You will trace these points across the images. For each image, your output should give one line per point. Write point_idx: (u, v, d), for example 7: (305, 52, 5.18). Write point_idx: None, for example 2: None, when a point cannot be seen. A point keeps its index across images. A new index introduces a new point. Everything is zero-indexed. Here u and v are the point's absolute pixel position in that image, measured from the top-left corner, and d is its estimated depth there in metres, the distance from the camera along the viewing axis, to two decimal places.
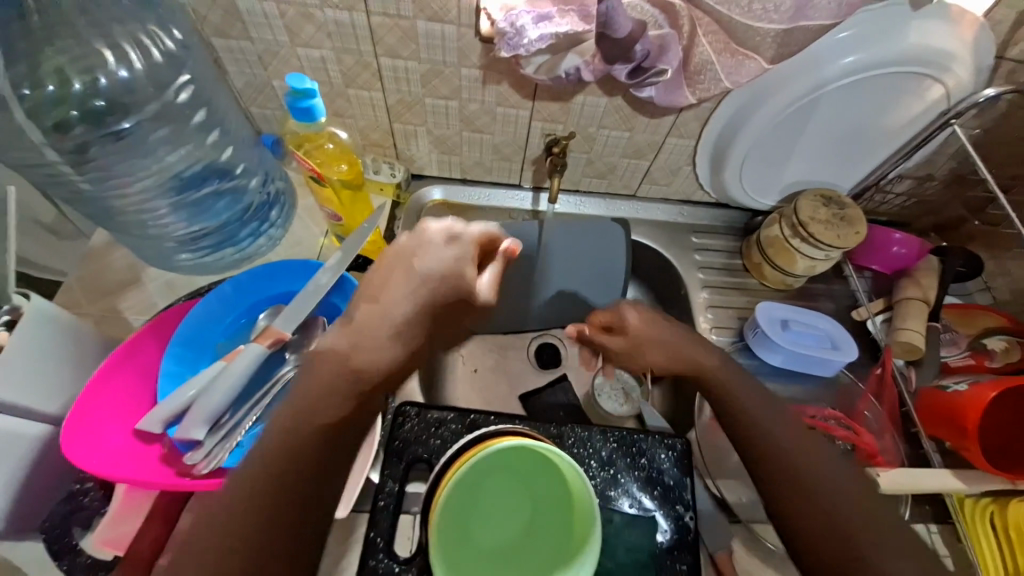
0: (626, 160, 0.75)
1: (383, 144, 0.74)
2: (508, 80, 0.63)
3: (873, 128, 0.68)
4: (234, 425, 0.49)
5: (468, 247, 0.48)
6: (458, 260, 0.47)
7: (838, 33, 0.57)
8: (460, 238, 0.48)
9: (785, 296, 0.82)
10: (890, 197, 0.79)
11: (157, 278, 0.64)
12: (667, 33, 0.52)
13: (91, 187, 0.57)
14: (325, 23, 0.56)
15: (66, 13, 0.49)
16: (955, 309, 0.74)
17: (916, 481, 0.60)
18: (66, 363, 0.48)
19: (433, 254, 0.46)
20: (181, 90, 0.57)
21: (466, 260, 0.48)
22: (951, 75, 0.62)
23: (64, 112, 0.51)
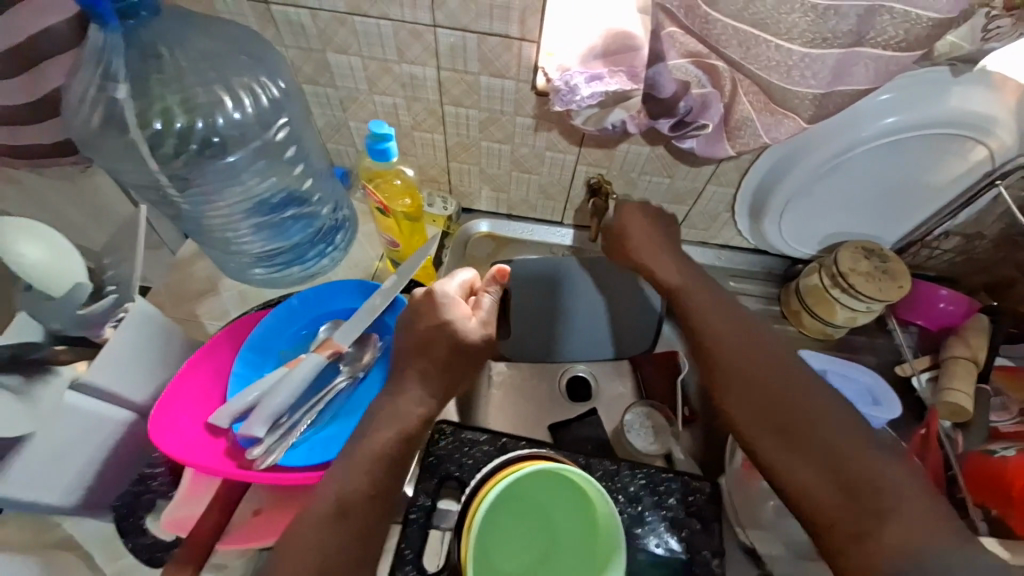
0: (665, 205, 0.80)
1: (439, 180, 0.81)
2: (557, 129, 0.69)
3: (916, 185, 0.69)
4: (291, 426, 0.54)
5: (454, 298, 0.57)
6: (454, 312, 0.56)
7: (879, 96, 0.60)
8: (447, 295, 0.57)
9: (823, 346, 0.82)
10: (938, 252, 0.78)
11: (231, 289, 0.72)
12: (709, 92, 0.57)
13: (190, 208, 0.67)
14: (400, 75, 0.64)
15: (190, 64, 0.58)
16: (1005, 372, 0.69)
17: None
18: (157, 359, 0.54)
19: (441, 315, 0.56)
20: (280, 130, 0.66)
21: (458, 308, 0.56)
22: (996, 138, 0.63)
23: (183, 142, 0.61)
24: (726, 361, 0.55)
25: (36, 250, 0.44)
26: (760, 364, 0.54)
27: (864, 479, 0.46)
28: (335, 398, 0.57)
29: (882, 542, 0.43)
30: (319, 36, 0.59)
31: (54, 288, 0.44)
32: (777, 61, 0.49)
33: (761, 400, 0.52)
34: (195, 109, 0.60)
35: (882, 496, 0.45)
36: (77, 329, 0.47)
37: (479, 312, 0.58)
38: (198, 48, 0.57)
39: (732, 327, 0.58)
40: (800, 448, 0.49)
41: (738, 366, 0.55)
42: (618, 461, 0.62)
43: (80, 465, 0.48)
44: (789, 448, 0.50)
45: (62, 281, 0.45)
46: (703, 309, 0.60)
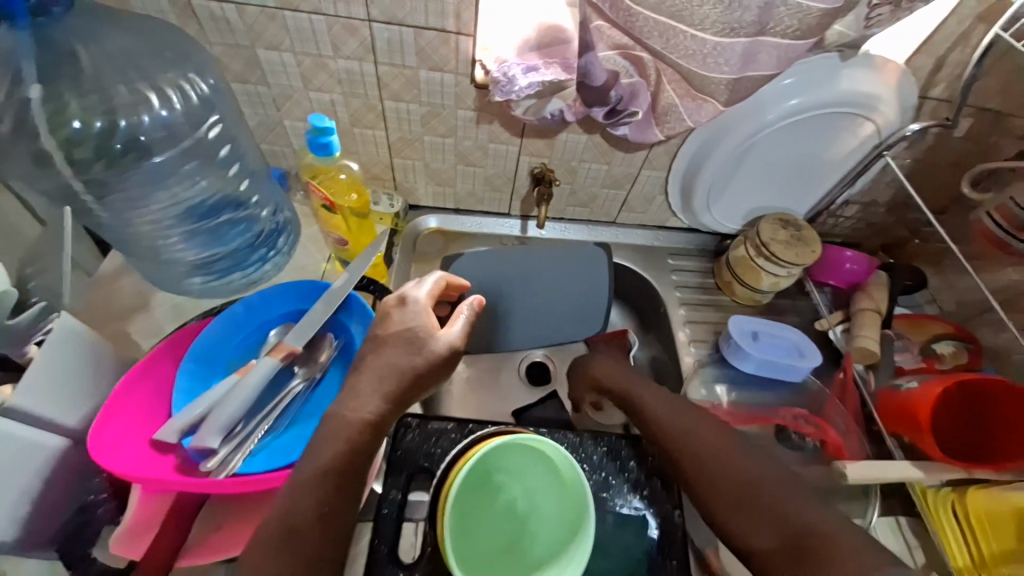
0: (606, 190, 0.84)
1: (383, 177, 0.80)
2: (498, 121, 0.71)
3: (820, 160, 0.78)
4: (246, 435, 0.52)
5: (420, 306, 0.56)
6: (416, 317, 0.55)
7: (783, 80, 0.67)
8: (411, 301, 0.57)
9: (755, 312, 0.89)
10: (842, 220, 0.88)
11: (166, 303, 0.66)
12: (637, 81, 0.61)
13: (109, 217, 0.62)
14: (336, 71, 0.63)
15: (106, 61, 0.54)
16: (906, 318, 0.82)
17: (880, 472, 0.64)
18: (89, 377, 0.50)
19: (401, 320, 0.55)
20: (212, 128, 0.63)
21: (424, 315, 0.55)
22: (879, 114, 0.72)
23: (107, 141, 0.57)
24: (694, 465, 0.56)
25: None
26: (714, 440, 0.57)
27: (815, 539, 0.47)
28: (291, 403, 0.56)
29: None
30: (247, 31, 0.58)
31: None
32: (694, 49, 0.53)
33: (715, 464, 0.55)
34: (115, 108, 0.56)
35: (828, 550, 0.46)
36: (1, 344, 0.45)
37: (451, 324, 0.56)
38: (116, 46, 0.54)
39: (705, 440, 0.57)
40: (749, 505, 0.51)
41: (692, 422, 0.59)
42: (581, 433, 0.65)
43: (12, 499, 0.43)
44: (739, 498, 0.52)
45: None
46: (673, 423, 0.60)
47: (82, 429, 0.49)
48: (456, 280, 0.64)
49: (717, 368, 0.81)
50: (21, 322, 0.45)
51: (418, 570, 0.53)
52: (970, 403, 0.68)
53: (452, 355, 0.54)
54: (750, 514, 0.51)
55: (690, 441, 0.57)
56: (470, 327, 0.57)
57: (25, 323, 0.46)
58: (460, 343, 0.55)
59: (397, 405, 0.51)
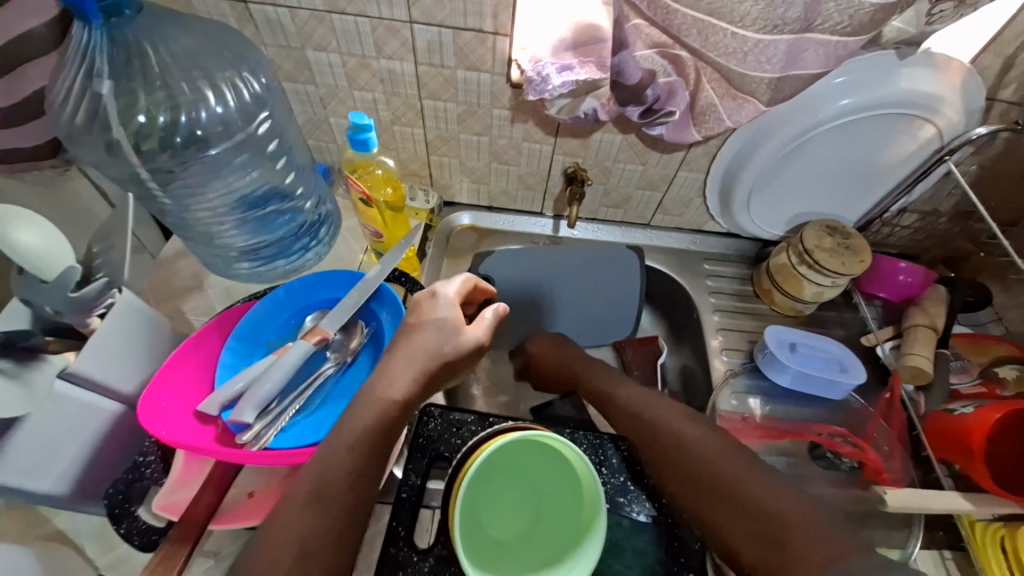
0: (640, 192, 0.83)
1: (420, 174, 0.83)
2: (533, 120, 0.71)
3: (873, 163, 0.73)
4: (280, 411, 0.55)
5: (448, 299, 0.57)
6: (444, 310, 0.56)
7: (833, 79, 0.63)
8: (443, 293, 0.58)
9: (795, 322, 0.86)
10: (897, 229, 0.83)
11: (216, 286, 0.72)
12: (675, 81, 0.60)
13: (173, 203, 0.67)
14: (378, 71, 0.66)
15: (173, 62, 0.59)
16: (967, 338, 0.75)
17: (924, 500, 0.60)
18: (144, 349, 0.55)
19: (430, 311, 0.56)
20: (262, 124, 0.67)
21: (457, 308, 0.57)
22: (941, 116, 0.67)
23: (169, 134, 0.62)
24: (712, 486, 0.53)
25: (29, 237, 0.46)
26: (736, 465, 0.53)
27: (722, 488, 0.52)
28: (323, 384, 0.59)
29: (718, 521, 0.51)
30: (298, 34, 0.62)
31: (47, 272, 0.47)
32: (734, 48, 0.52)
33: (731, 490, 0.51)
34: (178, 104, 0.61)
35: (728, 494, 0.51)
36: (70, 314, 0.48)
37: (480, 323, 0.57)
38: (180, 47, 0.59)
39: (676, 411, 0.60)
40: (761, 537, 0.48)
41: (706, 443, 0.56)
42: (602, 435, 0.64)
43: (69, 456, 0.48)
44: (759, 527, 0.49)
45: (51, 267, 0.47)
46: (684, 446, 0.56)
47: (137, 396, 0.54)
48: (481, 283, 0.63)
49: (751, 378, 0.79)
50: (85, 293, 0.48)
51: (432, 554, 0.55)
52: None
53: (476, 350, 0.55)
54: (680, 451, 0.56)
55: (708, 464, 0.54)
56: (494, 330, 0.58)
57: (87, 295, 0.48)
58: (486, 341, 0.56)
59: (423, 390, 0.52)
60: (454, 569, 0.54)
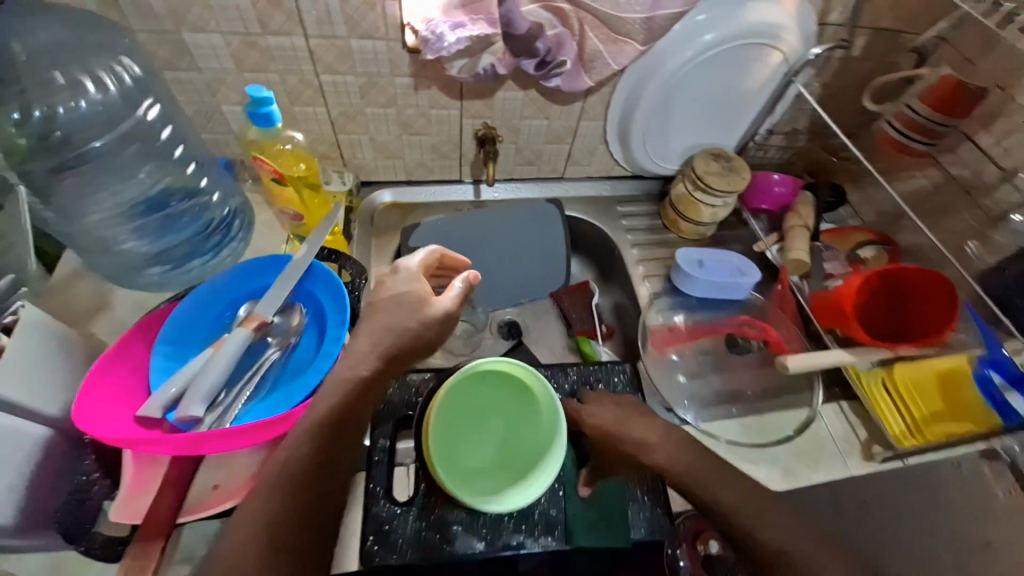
0: (549, 146, 0.88)
1: (331, 156, 0.81)
2: (436, 85, 0.73)
3: (739, 92, 0.84)
4: (228, 404, 0.53)
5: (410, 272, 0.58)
6: (406, 284, 0.57)
7: (694, 16, 0.72)
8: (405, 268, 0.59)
9: (701, 244, 0.96)
10: (769, 150, 0.96)
11: (124, 301, 0.67)
12: (561, 32, 0.65)
13: (56, 215, 0.61)
14: (267, 49, 0.64)
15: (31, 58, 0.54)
16: (832, 233, 0.89)
17: (818, 359, 0.72)
18: (61, 369, 0.51)
19: (391, 288, 0.57)
20: (150, 110, 0.64)
21: (422, 280, 0.58)
22: (785, 42, 0.78)
23: (47, 129, 0.57)
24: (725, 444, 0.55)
25: None
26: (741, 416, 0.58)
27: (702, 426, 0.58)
28: (270, 370, 0.57)
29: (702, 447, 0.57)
30: (170, 15, 0.59)
31: None
32: None
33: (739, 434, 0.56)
34: (52, 98, 0.56)
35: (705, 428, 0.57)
36: None
37: (449, 292, 0.57)
38: (44, 37, 0.55)
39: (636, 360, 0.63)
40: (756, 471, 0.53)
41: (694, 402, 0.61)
42: (552, 367, 0.70)
43: (4, 484, 0.44)
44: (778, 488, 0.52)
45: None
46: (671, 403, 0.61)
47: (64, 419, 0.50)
48: (450, 255, 0.65)
49: (671, 298, 0.88)
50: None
51: (413, 505, 0.57)
52: (894, 293, 0.75)
53: (444, 318, 0.55)
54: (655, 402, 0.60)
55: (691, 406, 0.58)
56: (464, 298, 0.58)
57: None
58: (453, 309, 0.55)
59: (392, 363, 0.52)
60: (437, 513, 0.57)
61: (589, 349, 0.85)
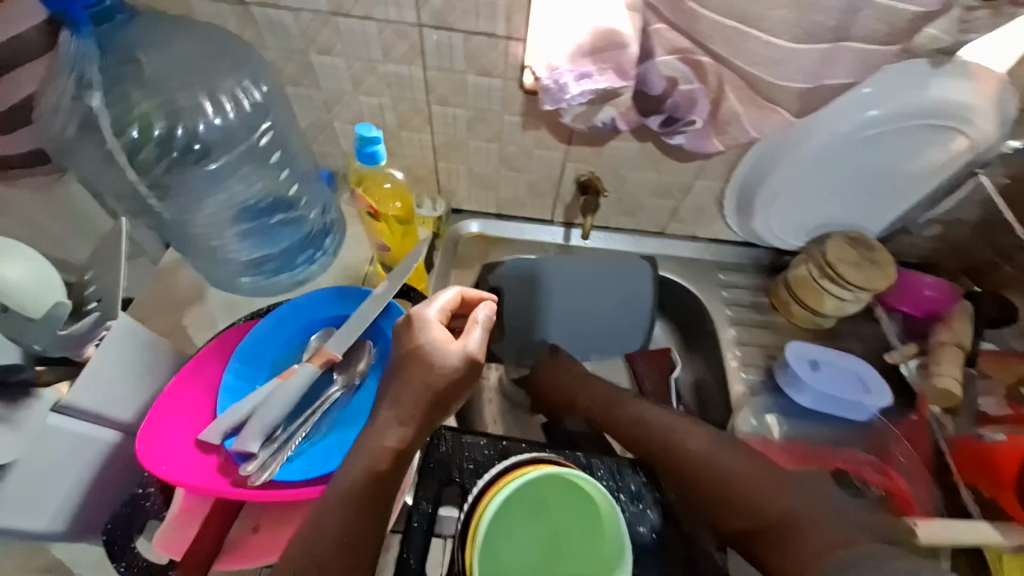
0: (655, 200, 0.80)
1: (427, 181, 0.80)
2: (545, 127, 0.68)
3: (901, 175, 0.70)
4: (285, 439, 0.53)
5: (429, 320, 0.54)
6: (425, 337, 0.53)
7: (863, 88, 0.60)
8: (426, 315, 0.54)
9: (813, 335, 0.83)
10: (920, 241, 0.80)
11: (219, 296, 0.68)
12: (696, 88, 0.56)
13: (171, 215, 0.65)
14: (385, 75, 0.63)
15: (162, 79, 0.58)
16: (992, 356, 0.72)
17: (952, 532, 0.61)
18: (140, 376, 0.54)
19: (416, 340, 0.53)
20: (264, 135, 0.66)
21: (438, 327, 0.54)
22: (974, 127, 0.64)
23: (165, 149, 0.61)
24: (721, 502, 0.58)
25: (16, 271, 0.45)
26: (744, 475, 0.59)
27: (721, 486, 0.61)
28: (330, 408, 0.56)
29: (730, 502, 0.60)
30: (301, 35, 0.59)
31: (33, 309, 0.45)
32: (763, 57, 0.49)
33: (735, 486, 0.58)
34: (177, 113, 0.60)
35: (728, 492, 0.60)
36: (59, 350, 0.47)
37: (471, 333, 0.53)
38: (179, 52, 0.58)
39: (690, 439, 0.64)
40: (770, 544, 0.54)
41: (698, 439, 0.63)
42: (619, 458, 0.62)
43: (63, 489, 0.48)
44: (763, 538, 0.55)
45: (38, 304, 0.45)
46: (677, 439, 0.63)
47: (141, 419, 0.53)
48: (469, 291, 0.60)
49: (770, 398, 0.77)
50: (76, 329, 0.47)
51: None
52: None
53: (470, 365, 0.52)
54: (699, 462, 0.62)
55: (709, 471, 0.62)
56: (488, 335, 0.54)
57: (80, 331, 0.47)
58: (478, 353, 0.52)
59: (425, 422, 0.50)
60: None
61: None
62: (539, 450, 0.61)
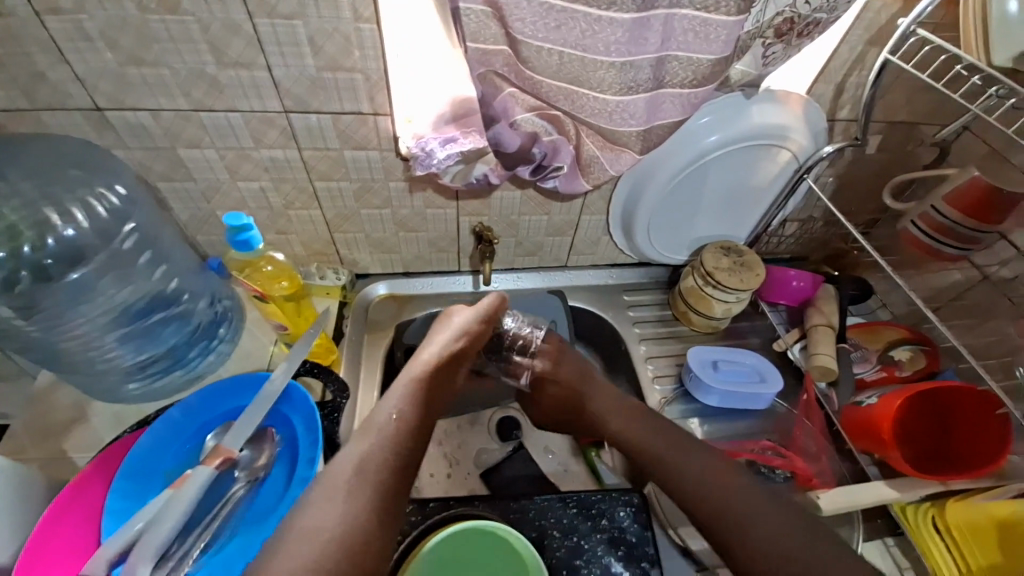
0: (550, 238, 0.85)
1: (326, 253, 0.80)
2: (430, 188, 0.72)
3: (748, 187, 0.81)
4: (182, 555, 0.49)
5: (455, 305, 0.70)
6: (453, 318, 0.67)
7: (699, 119, 0.70)
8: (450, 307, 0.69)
9: (714, 338, 0.90)
10: (783, 239, 0.91)
11: (103, 412, 0.65)
12: (557, 138, 0.61)
13: (39, 334, 0.60)
14: (261, 160, 0.64)
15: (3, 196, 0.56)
16: (861, 327, 0.83)
17: (856, 496, 0.66)
18: (12, 513, 0.49)
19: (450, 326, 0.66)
20: (126, 239, 0.62)
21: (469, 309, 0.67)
22: (793, 141, 0.76)
23: (15, 269, 0.57)
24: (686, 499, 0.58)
25: None
26: (708, 483, 0.58)
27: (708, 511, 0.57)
28: (233, 509, 0.54)
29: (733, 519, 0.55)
30: (165, 134, 0.59)
31: None
32: (598, 109, 0.55)
33: (689, 484, 0.59)
34: (19, 234, 0.57)
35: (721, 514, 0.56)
36: None
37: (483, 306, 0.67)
38: (23, 179, 0.57)
39: (665, 441, 0.63)
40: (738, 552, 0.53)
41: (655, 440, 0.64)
42: (549, 495, 0.65)
43: None
44: (734, 540, 0.54)
45: None
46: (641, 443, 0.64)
47: (12, 562, 0.48)
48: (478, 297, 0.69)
49: (684, 403, 0.82)
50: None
51: None
52: (938, 413, 0.68)
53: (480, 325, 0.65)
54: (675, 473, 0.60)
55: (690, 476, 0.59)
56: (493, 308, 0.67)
57: None
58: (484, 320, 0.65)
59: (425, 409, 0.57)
60: None
61: (592, 456, 0.78)
62: (467, 503, 0.62)
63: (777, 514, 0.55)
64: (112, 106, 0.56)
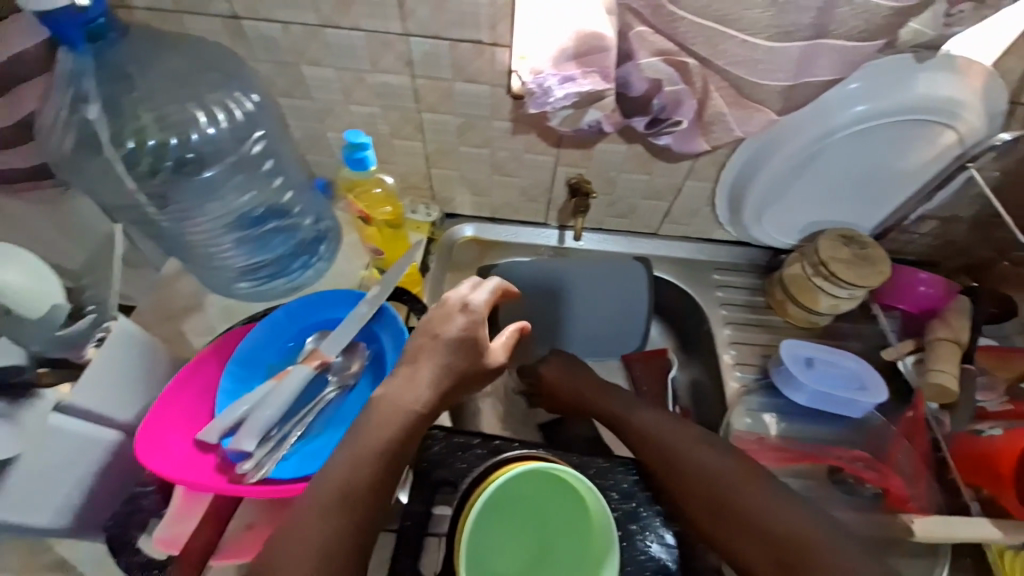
0: (647, 202, 0.80)
1: (420, 187, 0.81)
2: (534, 131, 0.70)
3: (889, 171, 0.71)
4: (280, 439, 0.54)
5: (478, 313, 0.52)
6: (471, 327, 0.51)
7: (848, 84, 0.61)
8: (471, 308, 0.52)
9: (810, 335, 0.83)
10: (916, 237, 0.79)
11: (216, 303, 0.70)
12: (681, 89, 0.56)
13: (170, 225, 0.68)
14: (375, 84, 0.65)
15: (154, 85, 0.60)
16: (993, 352, 0.71)
17: (954, 530, 0.59)
18: (139, 379, 0.57)
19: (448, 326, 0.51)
20: (256, 144, 0.68)
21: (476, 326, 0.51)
22: (962, 122, 0.64)
23: (159, 160, 0.63)
24: (659, 466, 0.57)
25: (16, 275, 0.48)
26: (685, 445, 0.57)
27: (703, 501, 0.53)
28: (324, 409, 0.58)
29: (726, 514, 0.51)
30: (292, 49, 0.61)
31: (31, 310, 0.48)
32: (742, 56, 0.49)
33: (678, 469, 0.56)
34: (169, 126, 0.62)
35: (724, 508, 0.52)
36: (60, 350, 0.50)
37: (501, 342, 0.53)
38: (163, 69, 0.60)
39: (665, 426, 0.60)
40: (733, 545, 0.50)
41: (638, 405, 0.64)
42: (612, 459, 0.64)
43: (61, 495, 0.51)
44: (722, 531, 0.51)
45: (38, 303, 0.49)
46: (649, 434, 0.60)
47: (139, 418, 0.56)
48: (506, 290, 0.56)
49: (763, 396, 0.77)
50: (73, 330, 0.50)
51: None
52: None
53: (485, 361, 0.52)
54: (671, 466, 0.56)
55: (695, 470, 0.55)
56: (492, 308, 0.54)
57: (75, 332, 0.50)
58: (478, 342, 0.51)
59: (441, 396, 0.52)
60: None
61: None
62: (530, 448, 0.63)
63: (772, 502, 0.51)
64: (248, 15, 0.58)
